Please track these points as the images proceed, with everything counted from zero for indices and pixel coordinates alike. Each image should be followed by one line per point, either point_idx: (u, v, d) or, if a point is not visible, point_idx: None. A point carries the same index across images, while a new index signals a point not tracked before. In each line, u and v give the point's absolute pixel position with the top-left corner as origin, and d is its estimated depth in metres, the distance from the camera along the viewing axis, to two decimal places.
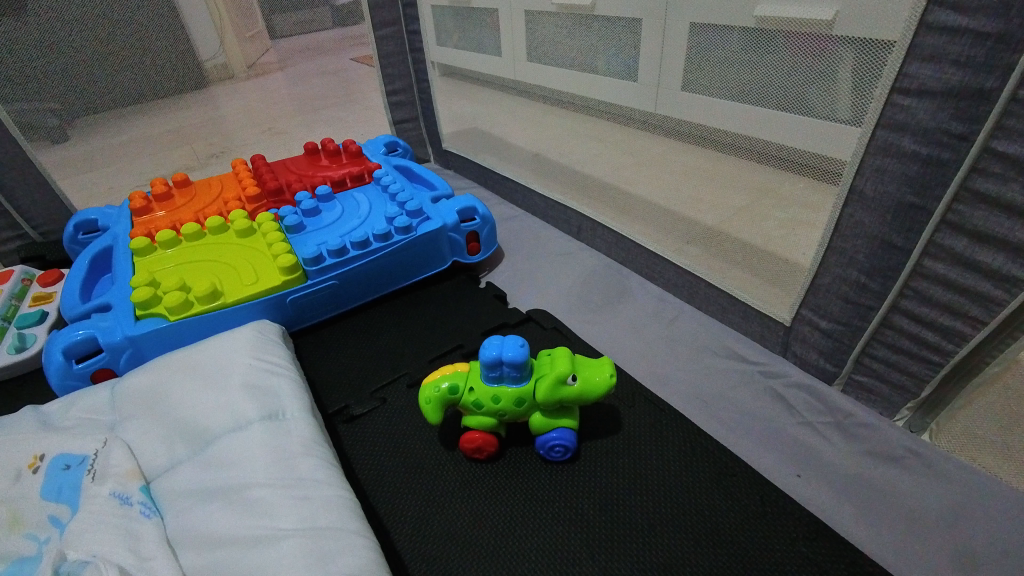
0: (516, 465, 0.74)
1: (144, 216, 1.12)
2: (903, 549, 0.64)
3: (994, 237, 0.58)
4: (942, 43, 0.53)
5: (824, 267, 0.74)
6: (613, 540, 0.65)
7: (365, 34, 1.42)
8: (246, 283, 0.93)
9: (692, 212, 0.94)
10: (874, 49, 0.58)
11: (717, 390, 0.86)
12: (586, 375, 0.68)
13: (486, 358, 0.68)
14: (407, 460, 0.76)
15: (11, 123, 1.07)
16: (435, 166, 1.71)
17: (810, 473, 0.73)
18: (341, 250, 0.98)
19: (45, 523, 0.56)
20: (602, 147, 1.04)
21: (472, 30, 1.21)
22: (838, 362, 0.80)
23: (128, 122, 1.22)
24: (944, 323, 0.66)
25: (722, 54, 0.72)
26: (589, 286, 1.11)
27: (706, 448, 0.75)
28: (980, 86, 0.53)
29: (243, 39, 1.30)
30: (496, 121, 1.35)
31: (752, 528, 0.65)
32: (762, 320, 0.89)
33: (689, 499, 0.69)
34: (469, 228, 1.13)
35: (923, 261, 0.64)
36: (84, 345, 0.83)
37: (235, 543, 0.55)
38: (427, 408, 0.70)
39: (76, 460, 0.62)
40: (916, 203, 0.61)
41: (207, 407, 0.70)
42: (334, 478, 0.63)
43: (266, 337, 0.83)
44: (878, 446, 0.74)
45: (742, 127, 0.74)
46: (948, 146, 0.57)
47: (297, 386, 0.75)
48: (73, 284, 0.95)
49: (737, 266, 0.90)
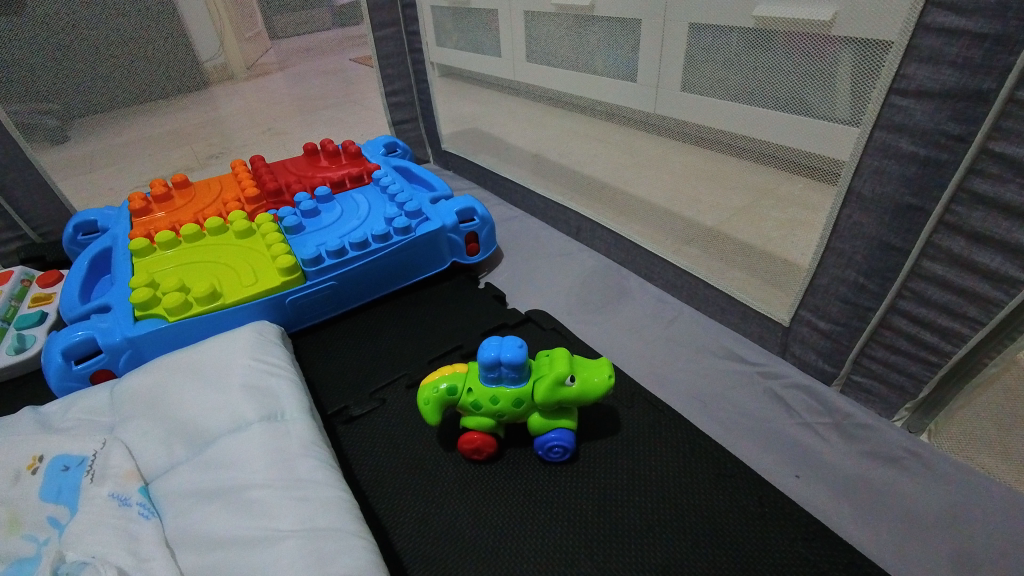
0: (515, 466, 0.74)
1: (144, 216, 1.12)
2: (901, 549, 0.64)
3: (992, 238, 0.58)
4: (939, 45, 0.53)
5: (822, 268, 0.74)
6: (612, 540, 0.65)
7: (364, 35, 1.42)
8: (245, 283, 0.93)
9: (691, 212, 0.95)
10: (872, 50, 0.58)
11: (716, 391, 0.86)
12: (585, 375, 0.68)
13: (485, 359, 0.68)
14: (406, 461, 0.76)
15: (11, 125, 1.08)
16: (435, 166, 1.71)
17: (809, 474, 0.73)
18: (340, 250, 0.99)
19: (44, 523, 0.56)
20: (601, 148, 1.04)
21: (471, 30, 1.22)
22: (837, 363, 0.80)
23: (128, 123, 1.23)
24: (942, 323, 0.66)
25: (721, 55, 0.72)
26: (588, 287, 1.11)
27: (705, 448, 0.75)
28: (977, 88, 0.53)
29: (243, 40, 1.30)
30: (496, 122, 1.35)
31: (752, 529, 0.65)
32: (761, 321, 0.89)
33: (688, 500, 0.69)
34: (469, 228, 1.13)
35: (921, 262, 0.64)
36: (83, 346, 0.83)
37: (235, 544, 0.55)
38: (426, 409, 0.71)
39: (75, 461, 0.62)
40: (914, 204, 0.62)
41: (206, 407, 0.70)
42: (333, 479, 0.63)
43: (265, 338, 0.83)
44: (877, 447, 0.74)
45: (741, 127, 0.74)
46: (946, 147, 0.57)
47: (297, 386, 0.75)
48: (72, 285, 0.96)
49: (736, 267, 0.90)
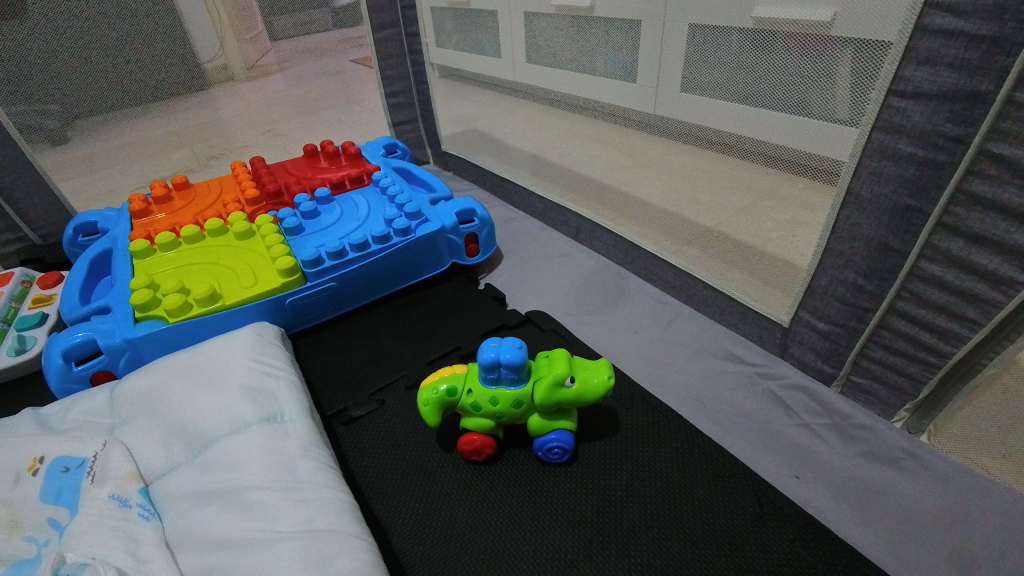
0: (515, 466, 0.74)
1: (144, 218, 1.12)
2: (900, 550, 0.64)
3: (991, 239, 0.58)
4: (937, 46, 0.53)
5: (821, 269, 0.74)
6: (611, 541, 0.65)
7: (364, 36, 1.42)
8: (245, 284, 0.93)
9: (691, 214, 0.94)
10: (871, 51, 0.58)
11: (715, 392, 0.86)
12: (584, 376, 0.68)
13: (484, 360, 0.68)
14: (405, 462, 0.76)
15: (12, 127, 1.07)
16: (434, 167, 1.71)
17: (808, 475, 0.73)
18: (340, 252, 0.99)
19: (44, 525, 0.56)
20: (601, 148, 1.04)
21: (471, 31, 1.22)
22: (836, 364, 0.80)
23: (128, 125, 1.23)
24: (941, 324, 0.66)
25: (720, 56, 0.72)
26: (588, 288, 1.11)
27: (704, 449, 0.75)
28: (975, 89, 0.53)
29: (243, 40, 1.31)
30: (496, 123, 1.35)
31: (751, 530, 0.65)
32: (761, 322, 0.89)
33: (687, 501, 0.69)
34: (468, 229, 1.14)
35: (919, 262, 0.64)
36: (83, 348, 0.83)
37: (234, 545, 0.55)
38: (426, 411, 0.71)
39: (75, 463, 0.62)
40: (913, 205, 0.62)
41: (206, 409, 0.70)
42: (332, 480, 0.63)
43: (265, 340, 0.83)
44: (876, 448, 0.74)
45: (740, 129, 0.74)
46: (944, 148, 0.57)
47: (296, 388, 0.76)
48: (72, 287, 0.96)
49: (735, 268, 0.90)
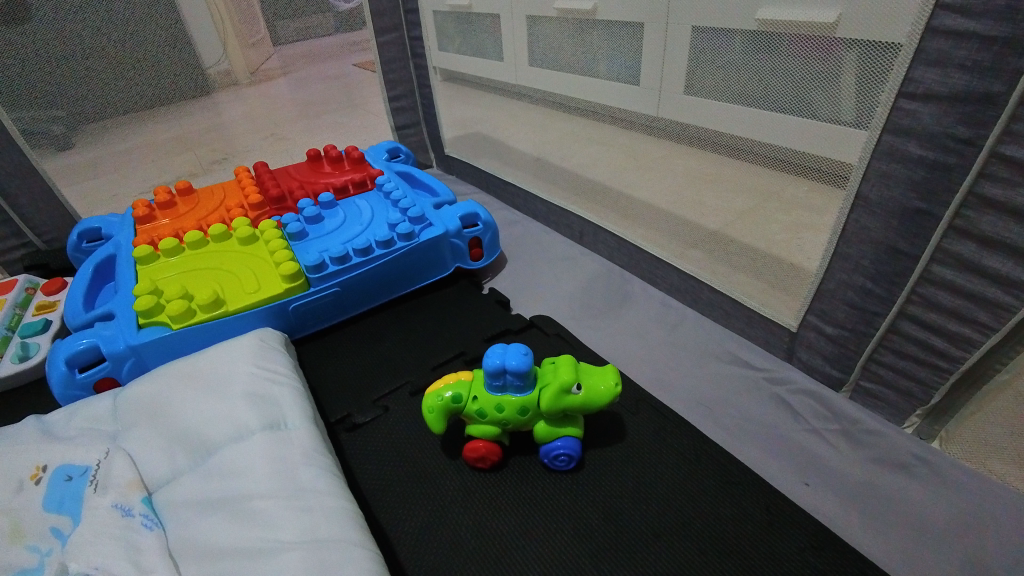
0: (521, 474, 0.74)
1: (147, 224, 1.12)
2: (912, 557, 0.63)
3: (1003, 242, 0.57)
4: (948, 47, 0.52)
5: (829, 273, 0.73)
6: (618, 548, 0.64)
7: (366, 40, 1.42)
8: (249, 290, 0.93)
9: (697, 217, 0.94)
10: (880, 53, 0.57)
11: (722, 397, 0.85)
12: (590, 383, 0.68)
13: (489, 367, 0.67)
14: (410, 469, 0.75)
15: (13, 127, 1.06)
16: (436, 171, 1.71)
17: (819, 481, 0.72)
18: (344, 257, 0.98)
19: (46, 534, 0.55)
20: (604, 151, 1.04)
21: (474, 35, 1.21)
22: (844, 369, 0.79)
23: (129, 129, 1.22)
24: (952, 329, 0.65)
25: (726, 58, 0.71)
26: (591, 292, 1.11)
27: (713, 456, 0.74)
28: (987, 91, 0.52)
29: (245, 46, 1.34)
30: (498, 126, 1.35)
31: (757, 536, 0.64)
32: (768, 325, 0.88)
33: (695, 508, 0.68)
34: (471, 234, 1.13)
35: (930, 266, 0.63)
36: (87, 355, 0.83)
37: (237, 554, 0.54)
38: (429, 418, 0.69)
39: (78, 472, 0.62)
40: (923, 208, 0.61)
41: (209, 416, 0.70)
42: (336, 488, 0.62)
43: (268, 345, 0.82)
44: (887, 454, 0.73)
45: (745, 131, 0.73)
46: (955, 150, 0.56)
47: (300, 394, 0.75)
48: (75, 293, 0.95)
49: (740, 271, 0.89)
